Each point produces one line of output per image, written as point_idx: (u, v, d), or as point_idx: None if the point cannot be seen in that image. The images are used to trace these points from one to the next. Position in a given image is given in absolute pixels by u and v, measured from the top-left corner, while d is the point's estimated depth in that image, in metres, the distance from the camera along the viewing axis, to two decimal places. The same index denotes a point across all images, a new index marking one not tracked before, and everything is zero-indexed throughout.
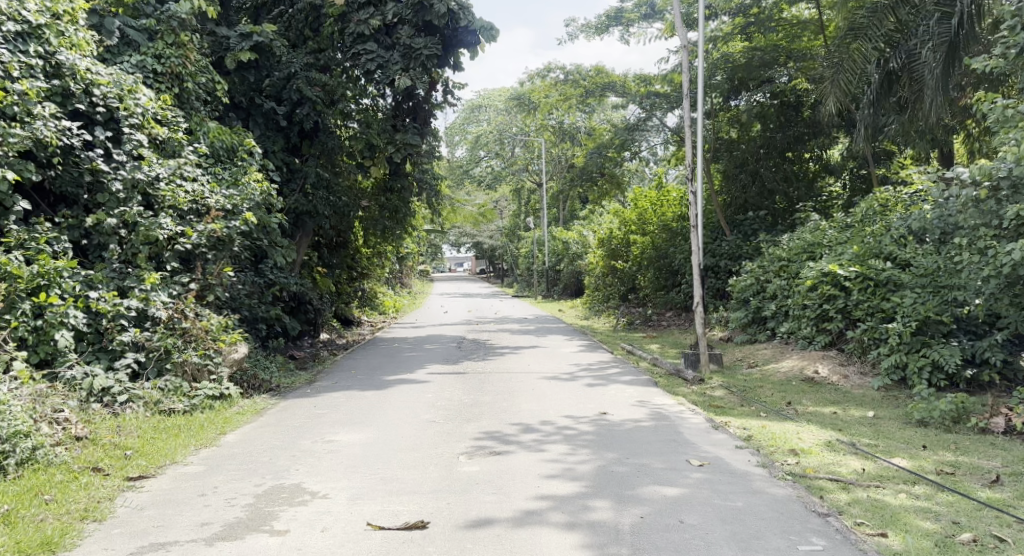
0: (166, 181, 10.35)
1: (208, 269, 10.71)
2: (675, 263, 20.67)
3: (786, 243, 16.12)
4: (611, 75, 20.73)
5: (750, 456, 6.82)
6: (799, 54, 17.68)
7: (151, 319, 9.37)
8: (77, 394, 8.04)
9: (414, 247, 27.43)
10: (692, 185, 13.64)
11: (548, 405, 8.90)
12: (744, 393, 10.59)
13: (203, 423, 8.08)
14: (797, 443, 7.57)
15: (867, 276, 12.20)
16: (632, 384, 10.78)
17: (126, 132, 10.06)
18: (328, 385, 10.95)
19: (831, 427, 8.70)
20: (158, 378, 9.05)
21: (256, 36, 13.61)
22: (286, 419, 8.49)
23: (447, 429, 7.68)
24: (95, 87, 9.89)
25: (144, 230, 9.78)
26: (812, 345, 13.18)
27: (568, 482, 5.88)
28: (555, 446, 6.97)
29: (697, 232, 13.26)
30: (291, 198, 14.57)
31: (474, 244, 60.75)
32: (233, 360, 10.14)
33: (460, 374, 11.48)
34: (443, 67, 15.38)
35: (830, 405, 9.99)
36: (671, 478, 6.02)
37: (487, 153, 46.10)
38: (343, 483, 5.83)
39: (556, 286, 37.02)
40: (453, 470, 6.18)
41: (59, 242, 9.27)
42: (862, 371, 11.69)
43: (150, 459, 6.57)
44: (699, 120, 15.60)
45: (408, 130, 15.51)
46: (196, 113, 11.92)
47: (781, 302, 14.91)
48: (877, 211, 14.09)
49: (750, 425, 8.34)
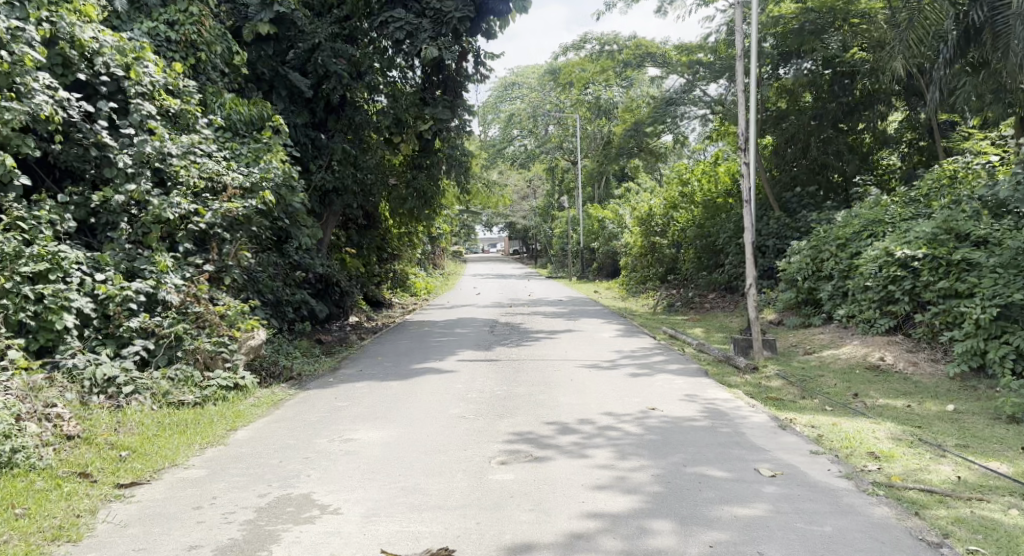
0: (179, 158, 9.70)
1: (225, 249, 10.08)
2: (720, 242, 19.57)
3: (840, 221, 15.06)
4: (649, 46, 19.56)
5: (828, 463, 5.91)
6: (858, 17, 16.33)
7: (161, 304, 8.72)
8: (77, 386, 7.38)
9: (445, 227, 26.62)
10: (744, 158, 12.64)
11: (589, 400, 8.06)
12: (805, 383, 9.65)
13: (213, 417, 7.38)
14: (875, 446, 6.66)
15: (937, 256, 11.19)
16: (680, 374, 9.92)
17: (134, 101, 9.36)
18: (352, 374, 10.23)
19: (908, 423, 7.75)
20: (168, 366, 8.39)
21: (277, 7, 12.52)
22: (303, 413, 7.76)
23: (478, 427, 6.92)
24: (98, 56, 9.23)
25: (154, 210, 9.11)
26: (874, 330, 12.10)
27: (617, 498, 5.08)
28: (599, 451, 6.15)
29: (748, 209, 12.16)
30: (317, 176, 13.84)
31: (507, 225, 59.98)
32: (250, 347, 9.29)
33: (491, 362, 10.68)
34: (474, 34, 14.42)
35: (902, 397, 9.03)
36: (741, 492, 5.18)
37: (519, 132, 44.68)
38: (359, 494, 5.08)
39: (590, 267, 36.01)
40: (484, 479, 5.42)
41: (63, 221, 8.60)
42: (934, 359, 10.65)
43: (146, 461, 5.87)
44: (753, 88, 14.61)
45: (437, 104, 14.84)
46: (211, 85, 11.28)
47: (839, 284, 13.80)
48: (943, 185, 13.17)
49: (818, 423, 7.43)
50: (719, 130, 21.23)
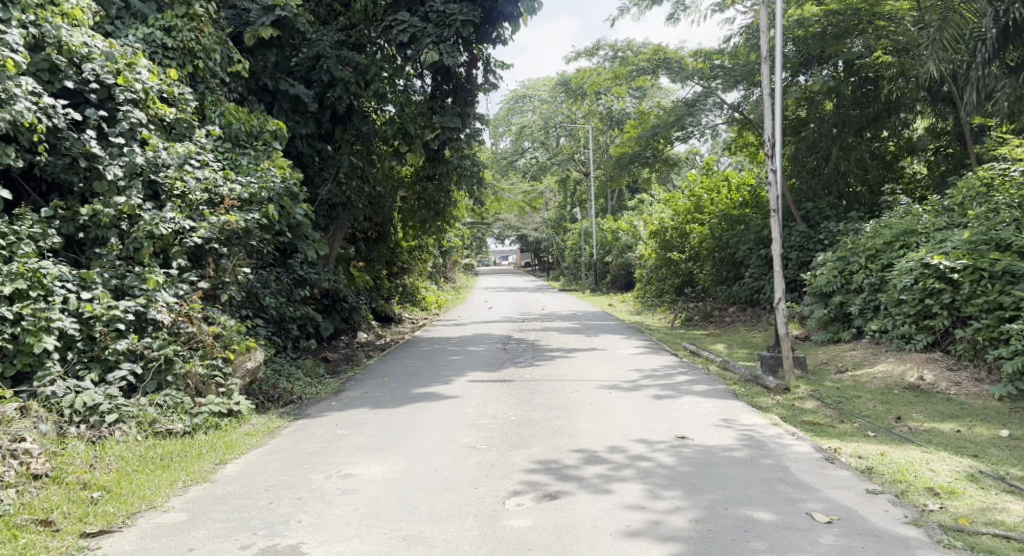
0: (173, 167, 9.14)
1: (221, 265, 9.47)
2: (739, 254, 18.92)
3: (870, 231, 14.40)
4: (667, 52, 18.60)
5: (888, 504, 5.23)
6: (885, 17, 15.57)
7: (152, 324, 8.09)
8: (54, 416, 6.80)
9: (455, 241, 26.15)
10: (771, 165, 11.99)
11: (612, 425, 7.41)
12: (841, 405, 8.98)
13: (202, 448, 6.78)
14: (931, 479, 5.96)
15: (976, 266, 10.52)
16: (707, 395, 9.26)
17: (123, 109, 8.77)
18: (356, 397, 9.62)
19: (963, 452, 7.05)
20: (157, 393, 7.77)
21: (280, 11, 11.93)
22: (301, 443, 7.15)
23: (490, 458, 6.28)
24: (87, 62, 8.68)
25: (146, 224, 8.53)
26: (910, 346, 11.35)
27: (651, 548, 4.45)
28: (628, 486, 5.49)
29: (776, 218, 11.47)
30: (322, 189, 13.35)
31: (519, 238, 59.54)
32: (246, 370, 8.86)
33: (505, 383, 10.04)
34: (482, 42, 13.86)
35: (949, 421, 8.31)
36: (796, 542, 4.54)
37: (531, 143, 43.99)
38: (353, 546, 4.57)
39: (603, 279, 35.42)
40: (499, 525, 4.82)
41: (46, 236, 8.00)
42: (979, 378, 9.89)
43: (119, 503, 5.29)
44: (778, 85, 13.62)
45: (447, 112, 14.17)
46: (211, 94, 10.71)
47: (870, 298, 13.06)
48: (978, 194, 12.43)
49: (865, 452, 6.75)
50: (737, 139, 20.71)
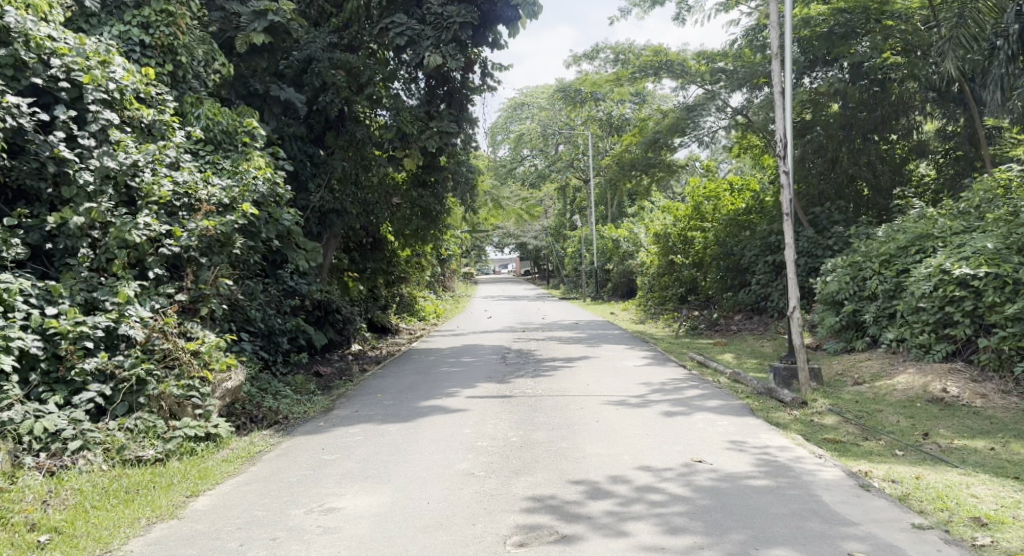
0: (149, 170, 8.54)
1: (202, 275, 8.85)
2: (746, 261, 18.37)
3: (884, 235, 13.82)
4: (669, 54, 17.97)
5: (936, 542, 4.66)
6: (898, 14, 15.03)
7: (124, 341, 7.50)
8: (9, 444, 6.22)
9: (452, 250, 25.55)
10: (783, 166, 11.43)
11: (621, 448, 6.81)
12: (864, 421, 8.38)
13: (173, 478, 6.19)
14: (976, 507, 5.37)
15: (996, 270, 10.02)
16: (720, 411, 8.66)
17: (93, 110, 8.16)
18: (347, 415, 8.99)
19: (1003, 473, 6.46)
20: (128, 415, 7.16)
21: (272, 15, 11.20)
22: (283, 471, 6.54)
23: (489, 488, 5.70)
24: (57, 57, 8.07)
25: (117, 232, 7.91)
26: (930, 356, 10.76)
27: None
28: (642, 525, 4.90)
29: (787, 221, 10.89)
30: (314, 196, 12.79)
31: (517, 247, 58.90)
32: (226, 390, 8.24)
33: (504, 399, 9.42)
34: (479, 44, 13.30)
35: (981, 438, 7.72)
36: None
37: (529, 151, 43.51)
38: None
39: (605, 287, 34.81)
40: None
41: (9, 247, 7.39)
42: (1006, 390, 9.31)
43: (70, 549, 4.72)
44: (787, 83, 12.87)
45: (443, 117, 13.54)
46: (191, 95, 10.16)
47: (885, 305, 12.49)
48: (995, 196, 11.98)
49: (898, 475, 6.16)
50: (739, 143, 20.15)
